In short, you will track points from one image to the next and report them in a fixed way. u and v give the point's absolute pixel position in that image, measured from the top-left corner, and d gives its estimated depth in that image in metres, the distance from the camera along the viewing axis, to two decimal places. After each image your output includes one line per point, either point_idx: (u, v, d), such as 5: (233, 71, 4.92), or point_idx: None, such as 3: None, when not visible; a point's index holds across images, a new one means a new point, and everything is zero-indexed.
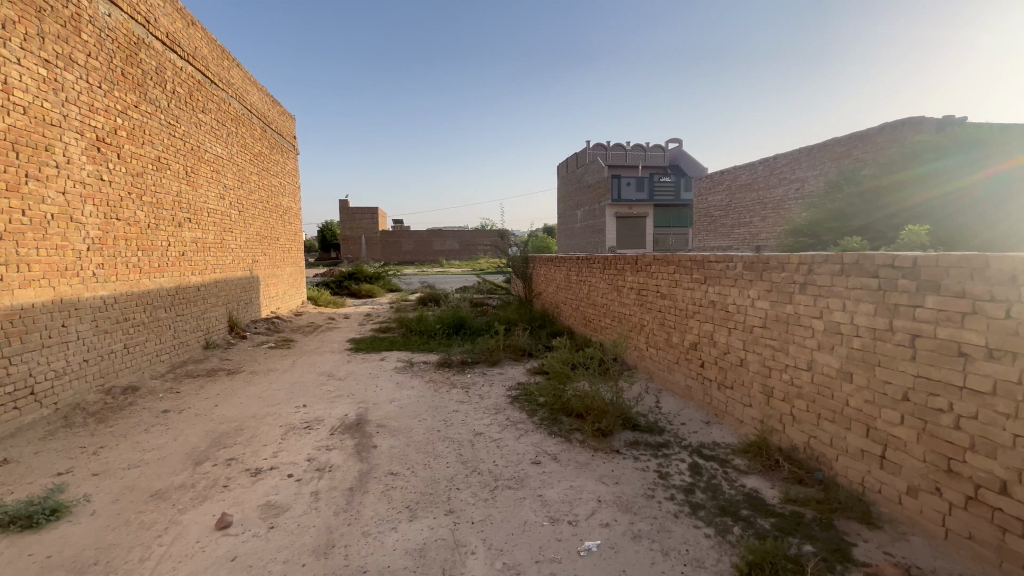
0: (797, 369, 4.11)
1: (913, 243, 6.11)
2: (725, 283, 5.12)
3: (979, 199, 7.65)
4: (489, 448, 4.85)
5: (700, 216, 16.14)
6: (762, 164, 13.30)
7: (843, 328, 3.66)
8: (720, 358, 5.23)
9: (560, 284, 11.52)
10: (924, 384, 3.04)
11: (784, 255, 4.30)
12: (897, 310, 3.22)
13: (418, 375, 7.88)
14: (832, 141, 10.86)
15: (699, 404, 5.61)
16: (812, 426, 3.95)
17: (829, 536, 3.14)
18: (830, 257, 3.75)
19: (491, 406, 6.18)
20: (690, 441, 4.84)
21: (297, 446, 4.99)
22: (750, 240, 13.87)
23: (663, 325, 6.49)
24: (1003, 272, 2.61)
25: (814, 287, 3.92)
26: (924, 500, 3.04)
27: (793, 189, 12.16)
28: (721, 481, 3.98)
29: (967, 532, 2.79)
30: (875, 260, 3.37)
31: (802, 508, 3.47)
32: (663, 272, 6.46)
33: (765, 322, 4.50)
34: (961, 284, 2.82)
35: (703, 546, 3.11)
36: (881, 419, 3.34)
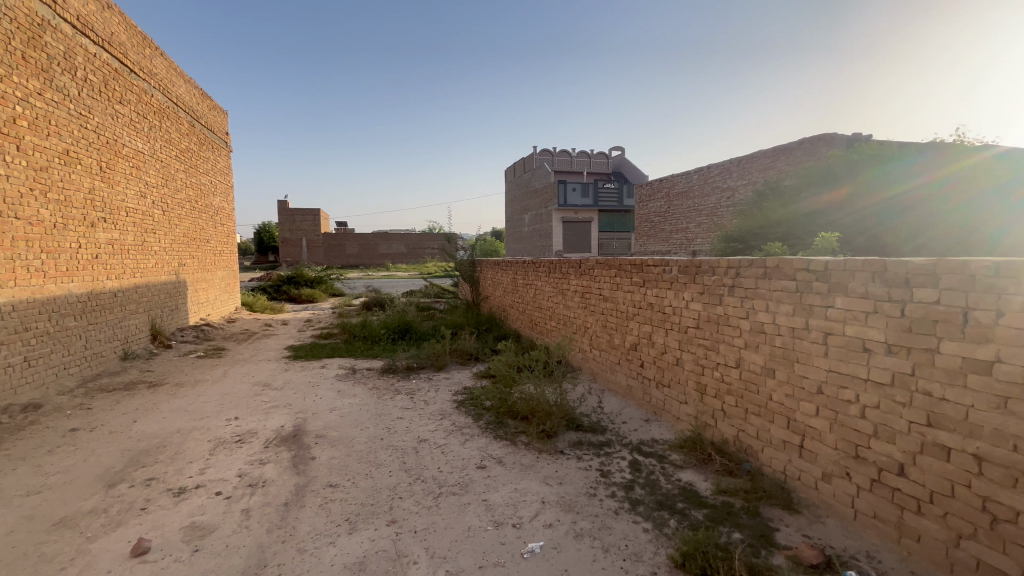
0: (726, 366, 4.36)
1: (826, 248, 6.66)
2: (662, 286, 5.34)
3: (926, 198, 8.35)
4: (433, 454, 4.78)
5: (641, 222, 16.78)
6: (696, 174, 14.05)
7: (766, 328, 3.92)
8: (658, 358, 5.45)
9: (506, 288, 11.58)
10: (835, 378, 3.32)
11: (714, 259, 4.54)
12: (812, 310, 3.49)
13: (361, 382, 7.64)
14: (758, 153, 11.64)
15: (639, 403, 5.82)
16: (740, 420, 4.21)
17: (756, 523, 3.35)
18: (755, 261, 4.01)
19: (436, 412, 6.10)
20: (631, 439, 5.01)
21: (227, 461, 4.68)
22: (686, 244, 14.59)
23: (605, 327, 6.67)
24: (898, 274, 2.91)
25: (741, 289, 4.17)
26: (836, 484, 3.31)
27: (725, 197, 12.93)
28: (658, 477, 4.15)
29: (872, 512, 3.07)
30: (793, 264, 3.65)
31: (732, 498, 3.68)
32: (605, 275, 6.65)
33: (698, 323, 4.74)
34: (864, 286, 3.11)
35: (642, 541, 3.21)
36: (799, 411, 3.61)
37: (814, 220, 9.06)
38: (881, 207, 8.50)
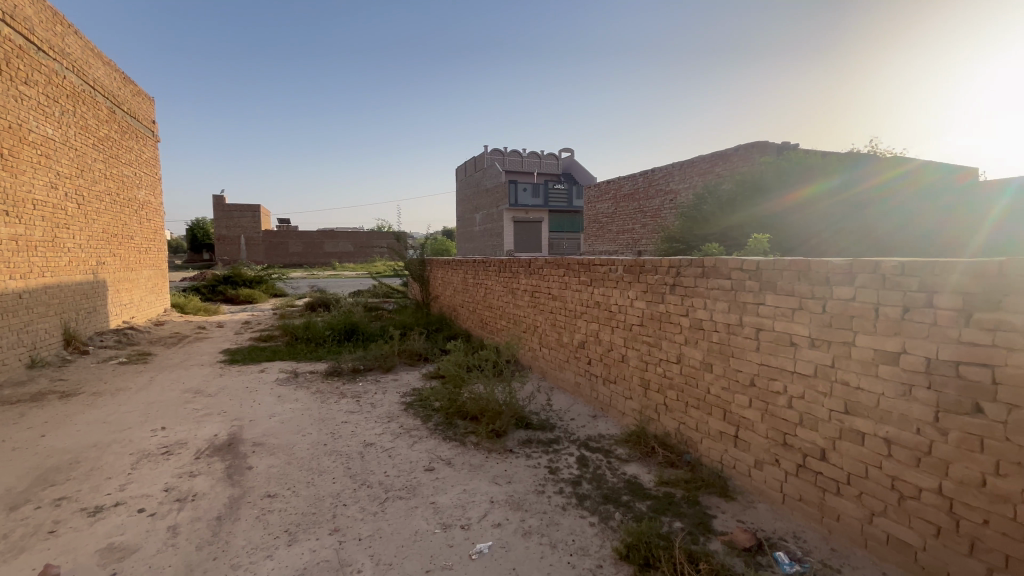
0: (668, 362, 4.53)
1: (758, 249, 7.07)
2: (608, 285, 5.48)
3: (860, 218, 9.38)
4: (380, 458, 4.66)
5: (589, 222, 17.17)
6: (641, 176, 14.54)
7: (704, 325, 4.10)
8: (604, 355, 5.59)
9: (456, 287, 11.49)
10: (766, 370, 3.52)
11: (657, 259, 4.70)
12: (745, 308, 3.69)
13: (303, 386, 7.32)
14: (697, 158, 12.20)
15: (586, 399, 5.95)
16: (681, 413, 4.38)
17: (695, 511, 3.50)
18: (694, 261, 4.18)
19: (383, 414, 5.95)
20: (578, 435, 5.11)
21: (152, 475, 4.33)
22: (632, 245, 15.05)
23: (554, 326, 6.77)
24: (820, 273, 3.13)
25: (681, 288, 4.34)
26: (767, 471, 3.52)
27: (668, 200, 13.47)
28: (605, 471, 4.25)
29: (798, 495, 3.29)
30: (728, 264, 3.84)
31: (673, 488, 3.83)
32: (553, 274, 6.74)
33: (642, 320, 4.90)
34: (790, 284, 3.32)
35: (588, 535, 3.28)
36: (734, 403, 3.80)
37: (770, 222, 9.31)
38: (831, 220, 9.22)
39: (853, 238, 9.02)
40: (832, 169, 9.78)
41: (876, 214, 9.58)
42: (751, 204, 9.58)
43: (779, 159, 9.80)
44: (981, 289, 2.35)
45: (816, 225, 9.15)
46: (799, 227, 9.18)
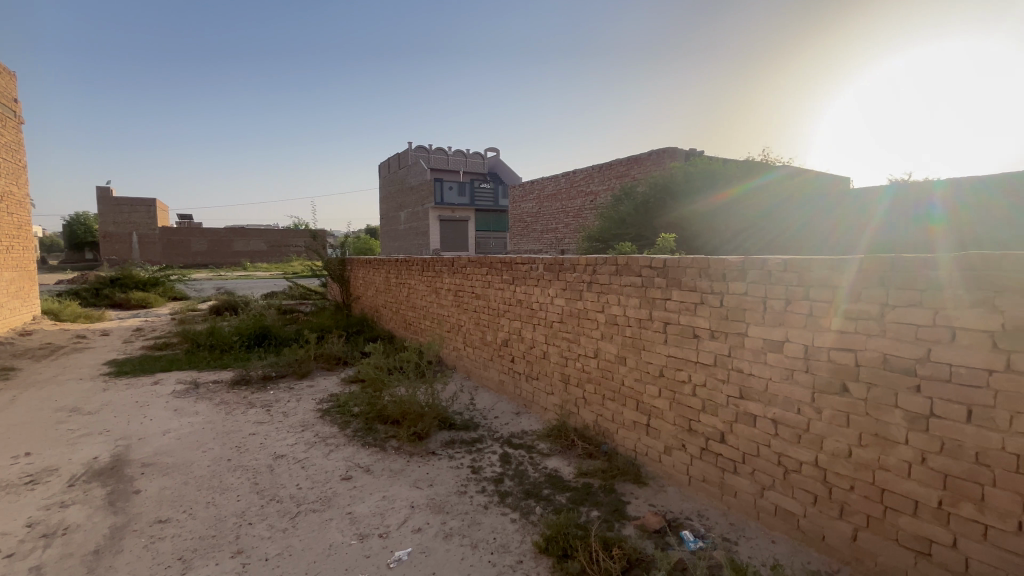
0: (586, 357, 4.69)
1: (666, 248, 7.53)
2: (529, 283, 5.56)
3: (773, 218, 10.31)
4: (292, 470, 4.37)
5: (514, 222, 17.37)
6: (563, 178, 14.95)
7: (618, 320, 4.29)
8: (527, 353, 5.67)
9: (378, 287, 11.11)
10: (673, 362, 3.75)
11: (574, 257, 4.84)
12: (654, 303, 3.90)
13: (205, 397, 6.68)
14: (615, 161, 12.77)
15: (510, 396, 6.00)
16: (599, 405, 4.55)
17: (610, 499, 3.66)
18: (609, 259, 4.36)
19: (296, 423, 5.59)
20: (502, 433, 5.14)
21: (11, 510, 3.73)
22: (556, 244, 15.42)
23: (477, 324, 6.76)
24: (718, 270, 3.38)
25: (597, 285, 4.51)
26: (675, 455, 3.75)
27: (588, 201, 13.97)
28: (526, 466, 4.31)
29: (702, 476, 3.54)
30: (639, 262, 4.04)
31: (591, 479, 3.97)
32: (477, 273, 6.72)
33: (562, 317, 5.02)
34: (693, 280, 3.56)
35: (509, 532, 3.30)
36: (646, 393, 4.02)
37: (702, 220, 9.90)
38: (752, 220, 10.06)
39: (759, 241, 9.83)
40: (745, 175, 10.75)
41: (785, 214, 10.57)
42: (663, 205, 10.31)
43: (704, 163, 10.52)
44: (846, 283, 2.67)
45: (741, 224, 9.92)
46: (727, 226, 9.88)
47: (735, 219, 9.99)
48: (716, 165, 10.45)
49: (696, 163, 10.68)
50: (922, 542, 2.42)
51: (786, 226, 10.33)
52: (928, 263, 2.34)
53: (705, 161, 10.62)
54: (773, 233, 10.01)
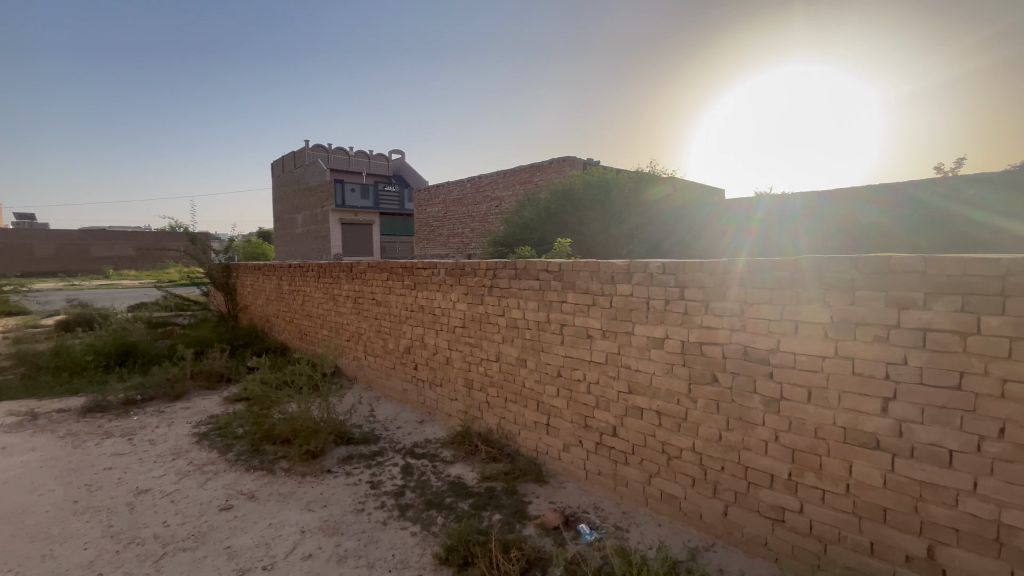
0: (489, 361, 4.71)
1: (562, 252, 7.83)
2: (431, 288, 5.46)
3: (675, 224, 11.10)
4: (159, 505, 3.85)
5: (420, 226, 17.03)
6: (469, 182, 14.99)
7: (518, 323, 4.36)
8: (430, 359, 5.56)
9: (269, 296, 10.24)
10: (569, 361, 3.90)
11: (475, 262, 4.85)
12: (551, 306, 4.03)
13: (45, 430, 5.64)
14: (519, 168, 13.06)
15: (414, 405, 5.85)
16: (501, 408, 4.59)
17: (512, 501, 3.70)
18: (508, 263, 4.43)
19: (166, 451, 4.94)
20: (404, 444, 4.99)
21: None
22: (462, 249, 15.39)
23: (378, 332, 6.50)
24: (608, 274, 3.58)
25: (498, 289, 4.55)
26: (573, 452, 3.90)
27: (493, 206, 14.13)
28: (429, 476, 4.21)
29: (598, 470, 3.71)
30: (536, 266, 4.15)
31: (494, 482, 3.99)
32: (376, 279, 6.47)
33: (464, 322, 5.00)
34: (585, 283, 3.73)
35: (409, 547, 3.19)
36: (545, 394, 4.13)
37: (608, 223, 10.42)
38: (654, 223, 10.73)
39: (658, 244, 10.45)
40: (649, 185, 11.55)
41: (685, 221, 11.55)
42: (564, 213, 10.69)
43: (608, 172, 11.19)
44: (713, 284, 2.96)
45: (646, 227, 10.50)
46: (634, 228, 10.39)
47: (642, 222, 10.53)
48: (619, 175, 11.18)
49: (599, 172, 11.30)
50: (777, 511, 2.74)
51: (686, 231, 11.23)
52: (776, 264, 2.68)
53: (608, 171, 11.29)
54: (671, 237, 10.69)
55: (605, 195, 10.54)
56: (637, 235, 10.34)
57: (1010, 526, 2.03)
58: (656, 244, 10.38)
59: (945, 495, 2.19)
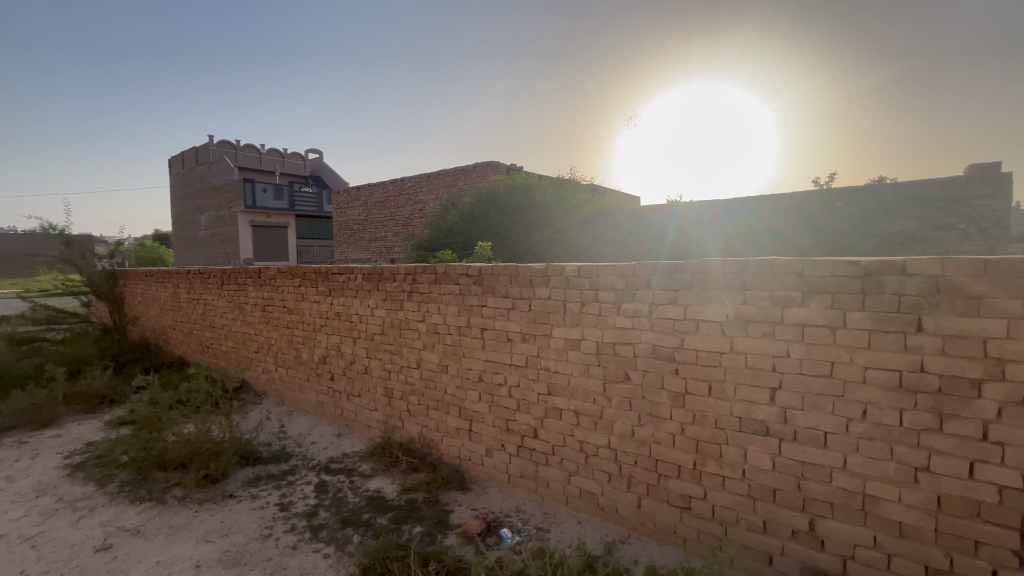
0: (409, 368, 4.58)
1: (482, 256, 7.84)
2: (347, 294, 5.21)
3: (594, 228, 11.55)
4: (16, 553, 3.29)
5: (339, 229, 16.25)
6: (391, 185, 14.56)
7: (439, 329, 4.28)
8: (347, 369, 5.30)
9: (164, 305, 9.24)
10: (490, 366, 3.89)
11: (394, 266, 4.69)
12: (472, 310, 4.00)
13: None
14: (443, 172, 12.90)
15: (331, 418, 5.55)
16: (423, 417, 4.48)
17: (434, 511, 3.62)
18: (427, 268, 4.34)
19: (29, 489, 4.25)
20: (319, 460, 4.71)
21: None
22: (385, 253, 14.90)
23: (290, 342, 6.09)
24: (526, 277, 3.61)
25: (418, 294, 4.44)
26: (496, 456, 3.89)
27: (417, 210, 13.84)
28: (345, 493, 4.00)
29: (520, 473, 3.73)
30: (456, 270, 4.10)
31: (415, 493, 3.88)
32: (287, 285, 6.06)
33: (383, 329, 4.82)
34: (505, 287, 3.74)
35: (321, 570, 3.00)
36: (467, 400, 4.09)
37: (533, 229, 10.71)
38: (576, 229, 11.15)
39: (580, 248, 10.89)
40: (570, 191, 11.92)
41: None
42: (488, 217, 10.70)
43: (531, 178, 11.42)
44: (624, 286, 3.10)
45: (570, 232, 10.92)
46: (557, 234, 10.77)
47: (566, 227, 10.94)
48: (542, 180, 11.47)
49: (523, 176, 11.47)
50: (684, 499, 2.91)
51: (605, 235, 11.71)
52: (679, 267, 2.86)
53: (531, 175, 11.50)
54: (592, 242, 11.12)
55: (528, 200, 10.77)
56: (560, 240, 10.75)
57: (873, 496, 2.31)
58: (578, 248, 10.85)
59: (821, 472, 2.44)
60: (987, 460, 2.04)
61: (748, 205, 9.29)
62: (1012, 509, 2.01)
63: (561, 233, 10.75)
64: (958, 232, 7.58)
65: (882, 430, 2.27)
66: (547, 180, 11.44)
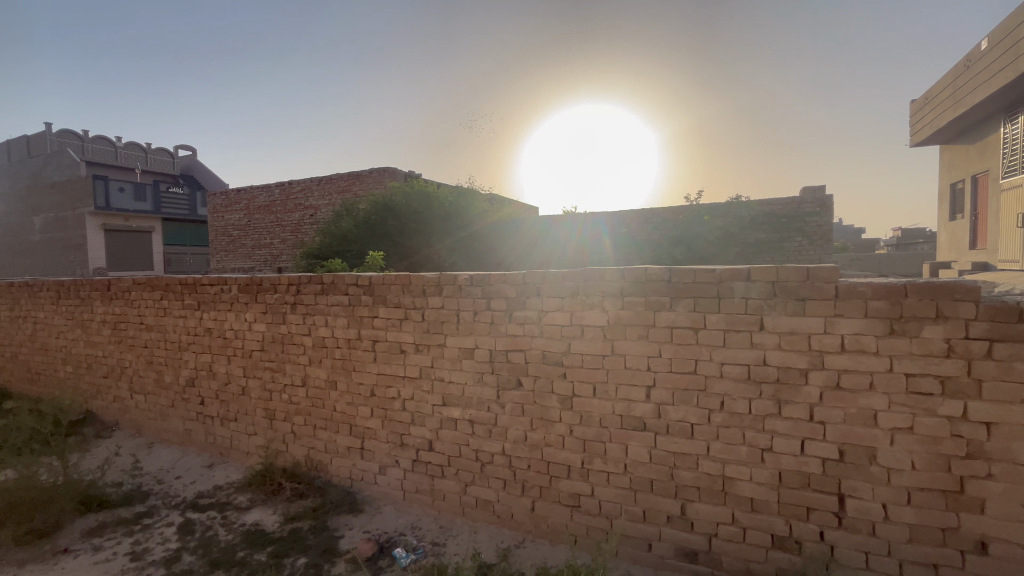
0: (294, 386, 4.24)
1: (374, 265, 7.56)
2: (220, 308, 4.69)
3: None
4: None
5: (216, 235, 14.68)
6: (277, 188, 13.49)
7: (326, 342, 4.02)
8: (220, 392, 4.76)
9: None
10: (382, 379, 3.74)
11: (274, 276, 4.33)
12: (362, 322, 3.82)
13: None
14: (336, 176, 12.27)
15: (200, 447, 4.93)
16: (309, 438, 4.16)
17: (321, 538, 3.38)
18: (313, 278, 4.06)
19: None
20: (184, 497, 4.16)
21: None
22: (271, 261, 13.71)
23: (149, 364, 5.32)
24: (419, 287, 3.54)
25: (302, 306, 4.14)
26: (389, 473, 3.74)
27: (307, 215, 12.96)
28: (216, 530, 3.57)
29: (416, 488, 3.62)
30: (345, 280, 3.89)
31: (300, 522, 3.59)
32: (145, 298, 5.30)
33: (262, 345, 4.41)
34: (397, 297, 3.63)
35: None
36: (358, 416, 3.88)
37: (433, 237, 10.50)
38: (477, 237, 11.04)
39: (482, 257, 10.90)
40: None
41: None
42: (385, 223, 10.27)
43: (430, 184, 11.26)
44: (514, 294, 3.17)
45: (474, 239, 10.85)
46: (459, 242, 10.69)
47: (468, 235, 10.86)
48: (440, 188, 11.33)
49: (421, 183, 11.27)
50: (574, 498, 3.04)
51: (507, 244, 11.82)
52: (564, 275, 3.00)
53: (430, 182, 11.36)
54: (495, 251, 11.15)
55: (426, 208, 10.54)
56: (463, 249, 10.68)
57: (730, 478, 2.60)
58: (481, 256, 10.86)
59: (689, 460, 2.69)
60: (813, 437, 2.41)
61: (632, 217, 10.12)
62: (832, 477, 2.38)
63: (462, 241, 10.72)
64: (797, 244, 8.93)
65: (736, 417, 2.57)
66: (444, 188, 11.28)
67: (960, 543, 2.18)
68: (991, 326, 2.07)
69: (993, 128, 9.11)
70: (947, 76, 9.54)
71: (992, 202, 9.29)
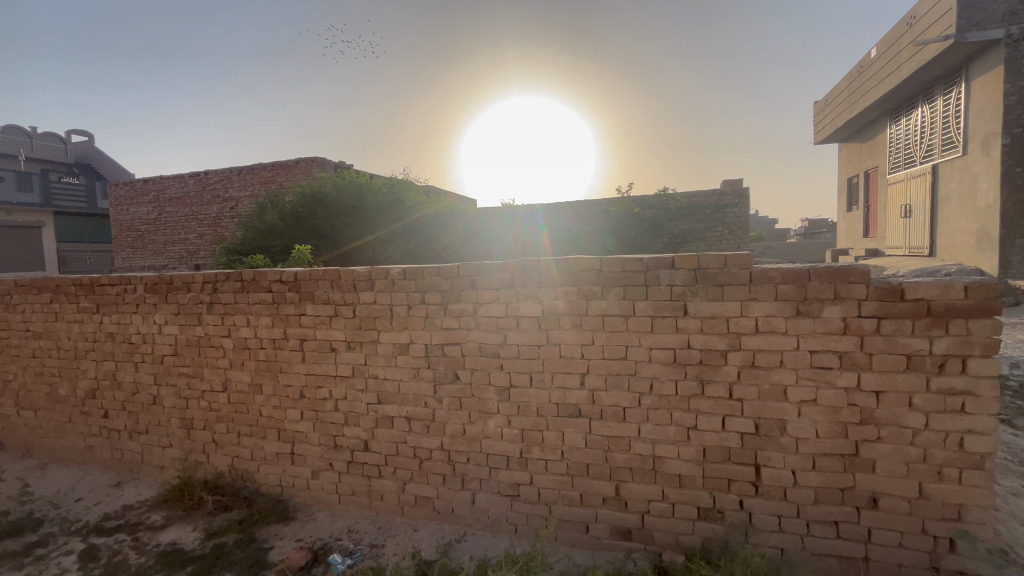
0: (213, 393, 3.93)
1: (300, 260, 7.16)
2: (123, 310, 4.24)
3: None
4: None
5: (119, 230, 13.30)
6: (192, 178, 12.43)
7: (249, 343, 3.76)
8: (127, 403, 4.32)
9: None
10: (312, 380, 3.56)
11: (187, 273, 3.98)
12: (288, 320, 3.60)
13: None
14: (258, 166, 11.49)
15: (105, 465, 4.46)
16: (233, 446, 3.89)
17: (248, 552, 3.18)
18: (231, 275, 3.77)
19: None
20: (87, 521, 3.76)
21: None
22: (187, 258, 12.65)
23: (40, 376, 4.72)
24: (349, 281, 3.39)
25: (221, 304, 3.83)
26: (323, 477, 3.58)
27: (227, 208, 12.05)
28: (126, 554, 3.26)
29: (352, 490, 3.50)
30: (267, 276, 3.64)
31: (223, 537, 3.36)
32: (31, 302, 4.68)
33: (175, 349, 4.05)
34: (325, 293, 3.46)
35: None
36: (287, 420, 3.67)
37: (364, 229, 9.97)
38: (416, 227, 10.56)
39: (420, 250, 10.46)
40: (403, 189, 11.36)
41: None
42: (315, 216, 9.77)
43: (364, 174, 10.82)
44: (449, 287, 3.12)
45: (409, 230, 10.43)
46: (394, 233, 10.20)
47: (403, 225, 10.38)
48: (373, 178, 10.80)
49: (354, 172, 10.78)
50: (513, 488, 3.06)
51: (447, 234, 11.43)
52: (500, 267, 2.99)
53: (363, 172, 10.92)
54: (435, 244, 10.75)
55: (356, 200, 9.95)
56: (399, 240, 10.24)
57: (660, 457, 2.72)
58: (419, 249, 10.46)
59: (622, 443, 2.79)
60: (732, 413, 2.58)
61: (569, 210, 10.38)
62: (749, 450, 2.57)
63: (398, 232, 10.24)
64: (718, 234, 9.55)
65: (664, 399, 2.70)
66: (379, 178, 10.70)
67: (856, 500, 2.44)
68: (879, 305, 2.30)
69: (881, 128, 10.16)
70: (845, 79, 10.52)
71: (881, 195, 10.39)
